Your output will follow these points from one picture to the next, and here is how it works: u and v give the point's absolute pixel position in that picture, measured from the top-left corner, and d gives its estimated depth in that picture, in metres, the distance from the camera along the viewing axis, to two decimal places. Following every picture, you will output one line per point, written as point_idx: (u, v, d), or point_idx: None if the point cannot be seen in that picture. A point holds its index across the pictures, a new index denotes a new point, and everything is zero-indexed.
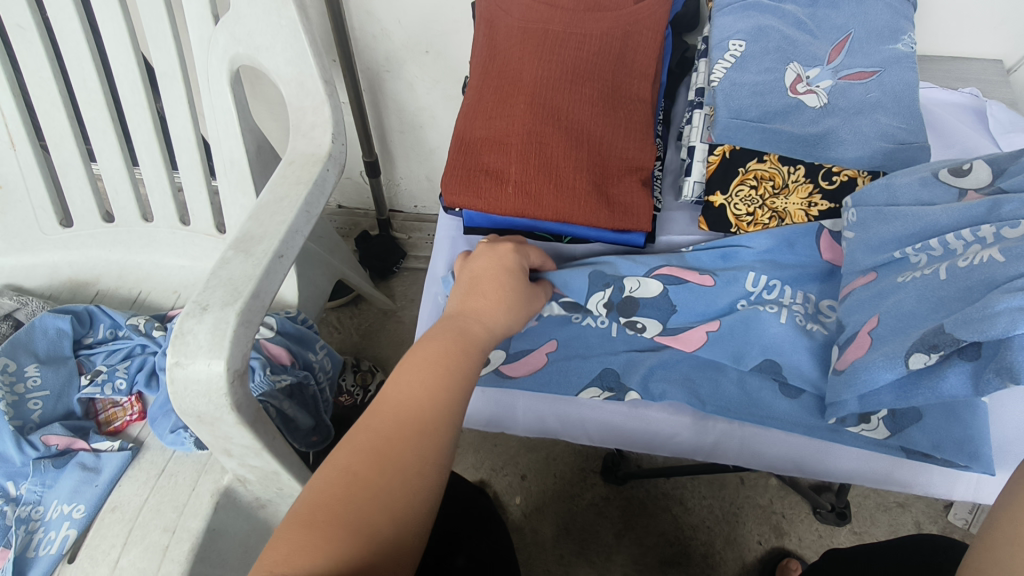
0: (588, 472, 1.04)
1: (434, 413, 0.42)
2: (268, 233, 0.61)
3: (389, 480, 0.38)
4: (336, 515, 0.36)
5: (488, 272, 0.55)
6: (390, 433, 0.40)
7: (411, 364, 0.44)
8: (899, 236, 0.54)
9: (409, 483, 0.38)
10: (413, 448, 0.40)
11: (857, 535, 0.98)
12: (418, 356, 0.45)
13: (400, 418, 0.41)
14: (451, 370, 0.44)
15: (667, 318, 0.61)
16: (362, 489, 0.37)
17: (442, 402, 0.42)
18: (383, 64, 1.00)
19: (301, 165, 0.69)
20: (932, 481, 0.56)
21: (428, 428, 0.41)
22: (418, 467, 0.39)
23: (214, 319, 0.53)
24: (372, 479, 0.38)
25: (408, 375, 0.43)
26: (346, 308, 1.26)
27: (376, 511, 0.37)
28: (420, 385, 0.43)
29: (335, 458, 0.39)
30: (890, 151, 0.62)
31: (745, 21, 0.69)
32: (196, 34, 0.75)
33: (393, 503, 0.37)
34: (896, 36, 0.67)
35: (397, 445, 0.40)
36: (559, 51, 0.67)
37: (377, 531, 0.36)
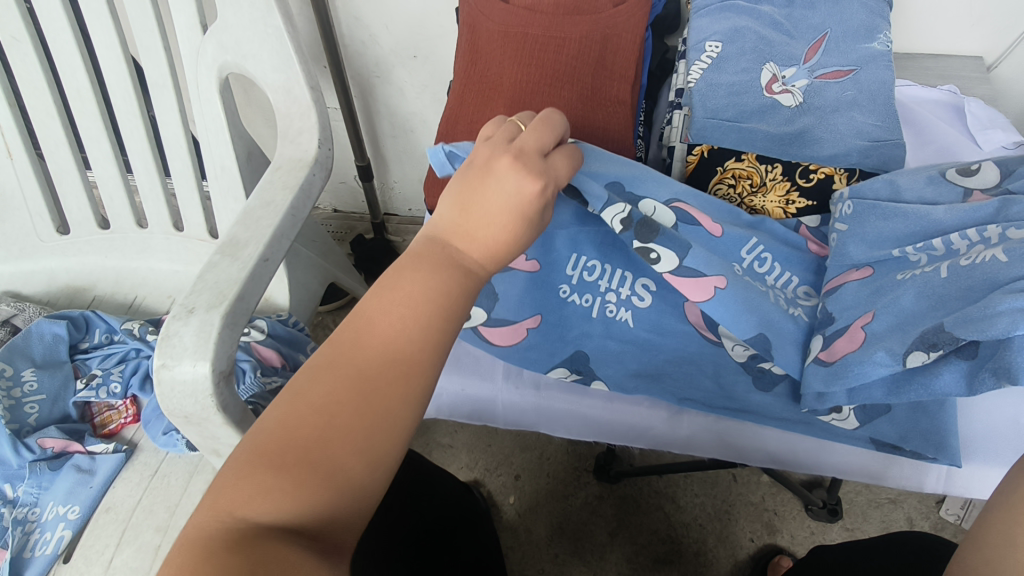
0: (581, 471, 1.05)
1: (420, 351, 0.34)
2: (253, 237, 0.62)
3: (365, 423, 0.32)
4: (301, 459, 0.31)
5: (497, 182, 0.39)
6: (368, 369, 0.33)
7: (395, 287, 0.36)
8: (899, 235, 0.56)
9: (390, 429, 0.32)
10: (396, 388, 0.33)
11: (848, 532, 0.98)
12: (412, 273, 0.36)
13: (382, 354, 0.34)
14: (443, 300, 0.36)
15: (683, 254, 0.57)
16: (333, 430, 0.31)
17: (431, 340, 0.35)
18: (373, 70, 1.01)
19: (288, 170, 0.70)
20: (902, 474, 0.58)
21: (412, 369, 0.34)
22: (400, 410, 0.33)
23: (199, 321, 0.55)
24: (346, 418, 0.32)
25: (393, 301, 0.35)
26: (342, 311, 1.27)
27: (350, 457, 0.31)
28: (407, 317, 0.35)
29: (302, 390, 0.33)
30: (864, 148, 0.63)
31: (721, 23, 0.70)
32: (185, 44, 0.76)
33: (368, 450, 0.32)
34: (871, 35, 0.68)
35: (377, 385, 0.33)
36: (538, 55, 0.68)
37: (350, 479, 0.31)
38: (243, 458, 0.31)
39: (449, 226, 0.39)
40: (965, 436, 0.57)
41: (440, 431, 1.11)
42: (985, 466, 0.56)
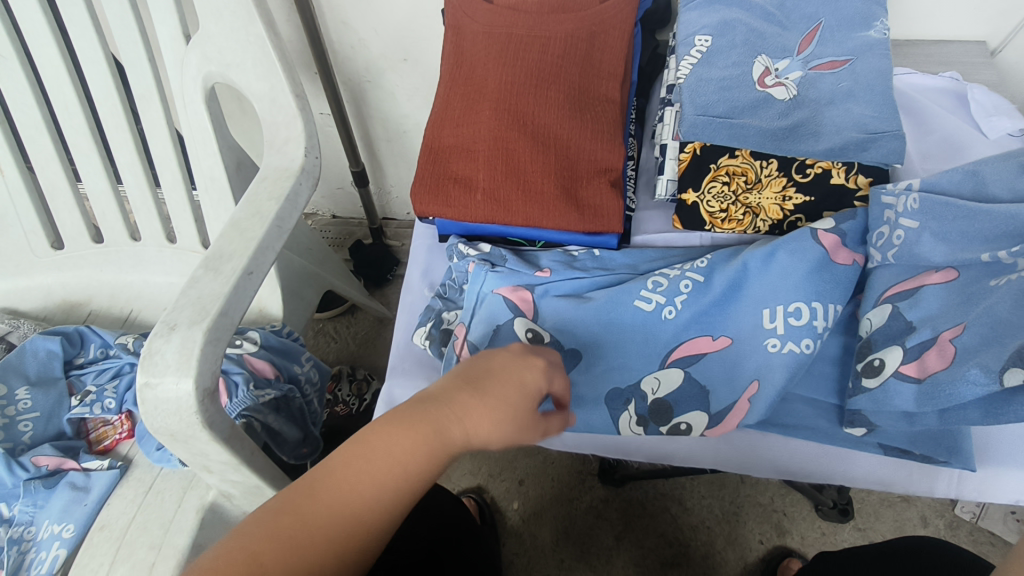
0: (587, 474, 1.04)
1: (369, 524, 0.37)
2: (238, 250, 0.61)
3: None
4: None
5: (484, 374, 0.42)
6: (312, 538, 0.35)
7: (372, 450, 0.38)
8: (988, 235, 0.52)
9: None
10: (335, 552, 0.36)
11: (861, 532, 0.96)
12: (383, 438, 0.38)
13: (336, 512, 0.36)
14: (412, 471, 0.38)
15: (708, 403, 0.57)
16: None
17: (386, 512, 0.38)
18: (364, 74, 1.00)
19: (273, 180, 0.69)
20: (908, 479, 0.56)
21: (357, 536, 0.36)
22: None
23: (181, 338, 0.54)
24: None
25: (361, 468, 0.38)
26: (342, 318, 1.26)
27: None
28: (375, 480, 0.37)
29: (249, 537, 0.35)
30: (860, 141, 0.60)
31: (711, 16, 0.68)
32: (170, 56, 0.76)
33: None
34: (868, 23, 0.65)
35: (314, 549, 0.35)
36: (523, 55, 0.67)
37: None
38: None
39: (436, 402, 0.41)
40: (975, 438, 0.55)
41: None
42: (997, 470, 0.54)
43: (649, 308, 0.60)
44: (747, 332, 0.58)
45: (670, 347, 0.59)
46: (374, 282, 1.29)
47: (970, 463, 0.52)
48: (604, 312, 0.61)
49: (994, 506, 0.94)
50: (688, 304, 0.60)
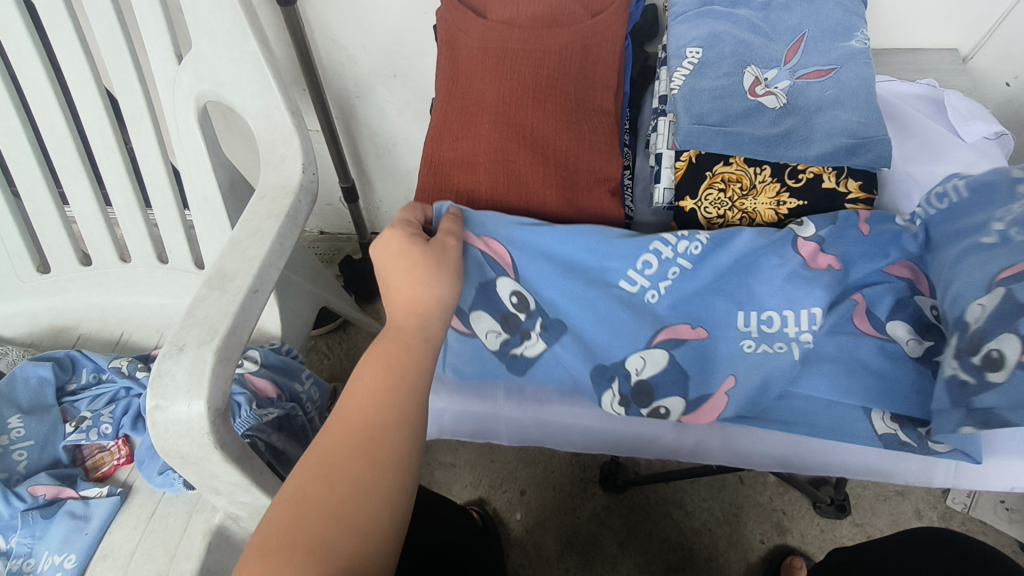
0: (587, 482, 1.05)
1: (379, 423, 0.43)
2: (241, 269, 0.60)
3: (348, 488, 0.40)
4: (303, 538, 0.38)
5: (391, 263, 0.53)
6: (339, 455, 0.42)
7: (362, 375, 0.46)
8: None
9: (361, 491, 0.40)
10: (361, 455, 0.42)
11: (859, 527, 0.98)
12: (367, 365, 0.47)
13: (348, 427, 0.43)
14: (403, 371, 0.47)
15: (687, 390, 0.59)
16: (324, 504, 0.39)
17: (392, 403, 0.45)
18: (353, 90, 1.01)
19: (272, 198, 0.69)
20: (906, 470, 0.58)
21: (379, 436, 0.43)
22: (372, 473, 0.41)
23: (191, 359, 0.53)
24: (332, 498, 0.40)
25: (354, 391, 0.45)
26: (334, 334, 1.26)
27: (329, 528, 0.38)
28: (370, 395, 0.45)
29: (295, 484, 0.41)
30: (850, 146, 0.62)
31: (700, 29, 0.69)
32: (161, 76, 0.75)
33: (353, 514, 0.39)
34: (849, 34, 0.68)
35: (344, 462, 0.41)
36: (519, 69, 0.68)
37: (334, 546, 0.38)
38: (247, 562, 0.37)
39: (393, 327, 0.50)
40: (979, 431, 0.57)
41: (441, 450, 1.10)
42: (998, 459, 0.56)
43: (634, 289, 0.61)
44: (727, 326, 0.60)
45: (654, 330, 0.60)
46: (365, 297, 1.28)
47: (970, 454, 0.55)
48: (587, 307, 0.60)
49: (984, 497, 0.98)
50: (673, 288, 0.60)
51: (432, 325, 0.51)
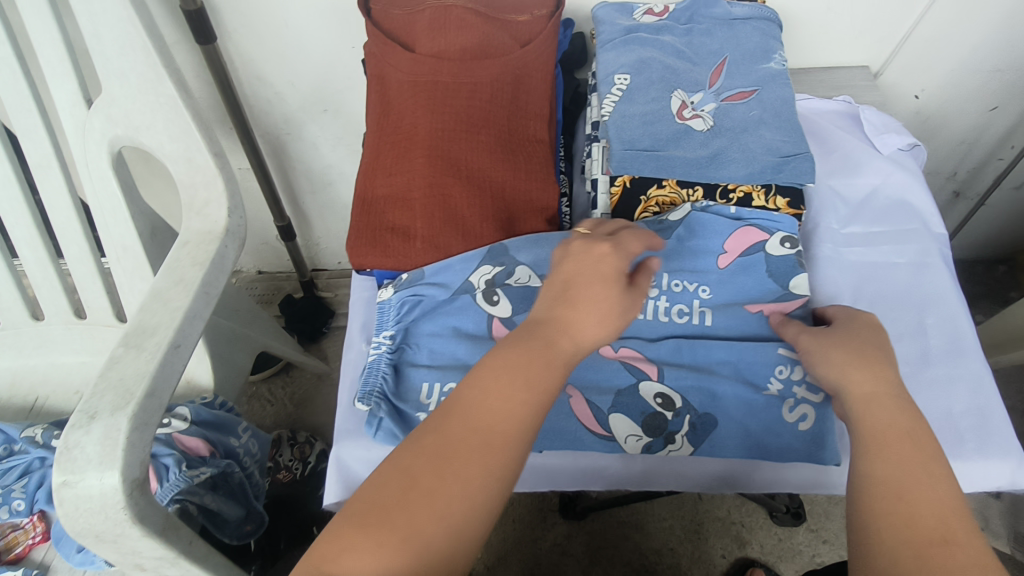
0: (547, 511, 1.02)
1: (508, 433, 0.37)
2: (161, 324, 0.56)
3: (453, 485, 0.35)
4: (355, 536, 0.33)
5: (590, 282, 0.43)
6: (466, 445, 0.36)
7: (518, 360, 0.39)
8: None
9: (470, 501, 0.35)
10: (482, 461, 0.35)
11: (815, 533, 0.99)
12: (517, 355, 0.39)
13: (483, 423, 0.36)
14: (544, 397, 0.38)
15: (612, 405, 0.56)
16: (383, 508, 0.34)
17: (529, 413, 0.37)
18: (282, 127, 0.98)
19: (196, 244, 0.66)
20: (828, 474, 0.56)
21: (507, 446, 0.36)
22: (484, 480, 0.35)
23: (103, 428, 0.49)
24: (399, 508, 0.34)
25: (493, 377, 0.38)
26: (277, 378, 1.20)
27: (430, 525, 0.34)
28: (505, 408, 0.37)
29: (406, 461, 0.36)
30: (776, 164, 0.64)
31: (627, 56, 0.70)
32: (69, 121, 0.70)
33: (458, 516, 0.34)
34: (768, 56, 0.70)
35: (462, 454, 0.36)
36: (451, 102, 0.67)
37: (432, 546, 0.33)
38: (337, 529, 0.34)
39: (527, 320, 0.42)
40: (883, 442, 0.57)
41: None
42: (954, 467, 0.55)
43: None
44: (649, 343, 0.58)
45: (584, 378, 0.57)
46: (308, 337, 1.23)
47: (833, 451, 0.54)
48: None
49: None
50: None
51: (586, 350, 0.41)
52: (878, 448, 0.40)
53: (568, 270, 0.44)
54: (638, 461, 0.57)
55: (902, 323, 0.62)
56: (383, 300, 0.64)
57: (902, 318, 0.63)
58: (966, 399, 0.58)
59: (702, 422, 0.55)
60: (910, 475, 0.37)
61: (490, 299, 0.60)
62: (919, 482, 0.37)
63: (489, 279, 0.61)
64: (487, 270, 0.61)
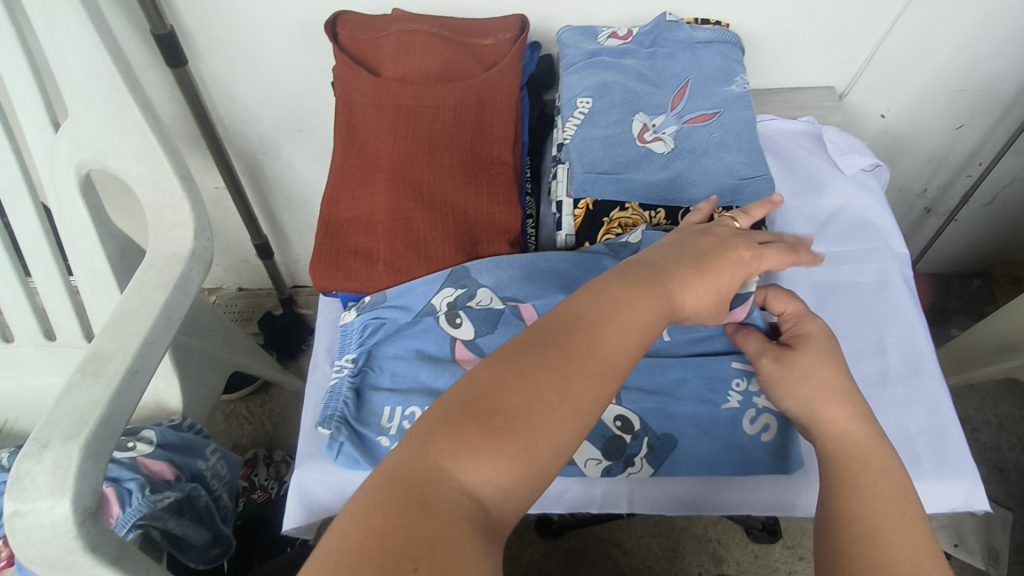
0: (524, 529, 1.02)
1: (619, 365, 0.36)
2: (120, 349, 0.56)
3: (569, 403, 0.33)
4: (481, 432, 0.31)
5: (720, 268, 0.45)
6: (585, 366, 0.34)
7: (634, 298, 0.38)
8: None
9: (580, 423, 0.33)
10: (598, 386, 0.34)
11: (791, 549, 0.99)
12: (634, 293, 0.39)
13: (601, 348, 0.35)
14: (652, 333, 0.38)
15: None
16: (509, 406, 0.32)
17: (636, 351, 0.37)
18: (258, 147, 0.98)
19: (160, 268, 0.66)
20: (787, 497, 0.57)
21: (617, 377, 0.35)
22: (594, 406, 0.34)
23: (55, 457, 0.49)
24: (527, 409, 0.32)
25: (614, 306, 0.37)
26: (255, 396, 1.20)
27: (545, 438, 0.32)
28: (625, 333, 0.37)
29: (525, 364, 0.33)
30: (736, 186, 0.64)
31: (590, 79, 0.70)
32: (37, 145, 0.71)
33: (569, 436, 0.33)
34: (729, 79, 0.71)
35: (580, 373, 0.34)
36: (414, 125, 0.67)
37: (543, 460, 0.32)
38: (455, 421, 0.31)
39: (643, 261, 0.43)
40: None
41: None
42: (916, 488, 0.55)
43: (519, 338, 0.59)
44: None
45: None
46: (287, 354, 1.23)
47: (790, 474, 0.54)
48: None
49: None
50: None
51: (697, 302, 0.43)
52: (844, 482, 0.40)
53: (703, 250, 0.46)
54: (598, 485, 0.57)
55: (862, 342, 0.63)
56: (347, 322, 0.64)
57: (863, 338, 0.63)
58: (922, 419, 0.58)
59: (660, 444, 0.55)
60: (880, 512, 0.38)
61: (453, 322, 0.59)
62: (893, 521, 0.38)
63: (449, 301, 0.60)
64: (448, 292, 0.60)
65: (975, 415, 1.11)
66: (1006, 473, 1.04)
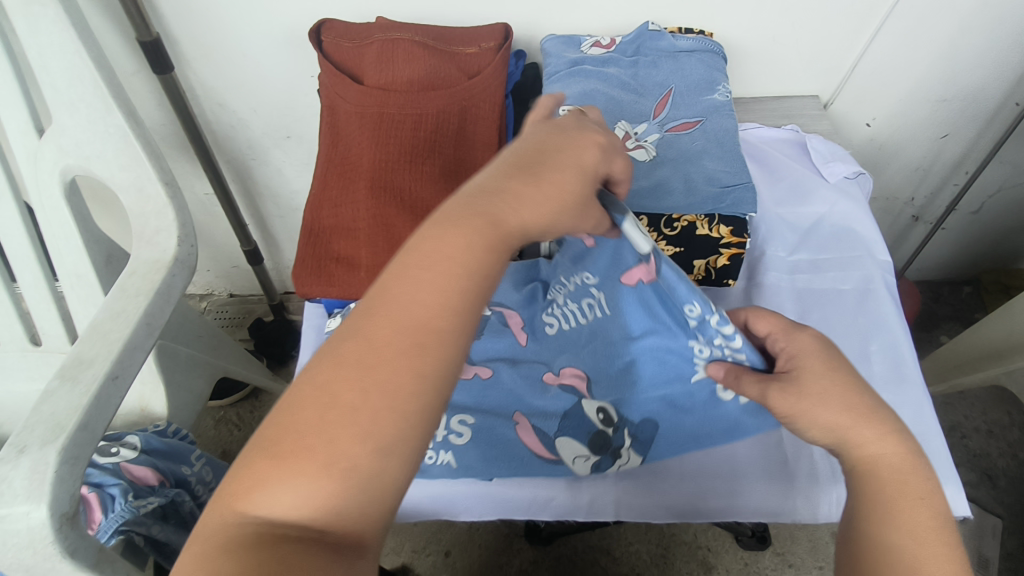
0: (513, 536, 1.01)
1: (434, 329, 0.32)
2: (99, 355, 0.56)
3: (373, 394, 0.30)
4: (280, 463, 0.30)
5: (563, 167, 0.38)
6: (383, 349, 0.31)
7: (450, 246, 0.34)
8: None
9: (393, 408, 0.30)
10: (406, 362, 0.31)
11: (781, 556, 0.99)
12: (449, 238, 0.34)
13: (404, 320, 0.32)
14: (476, 279, 0.34)
15: (554, 428, 0.58)
16: (298, 429, 0.30)
17: (456, 305, 0.33)
18: (247, 152, 0.99)
19: (143, 274, 0.66)
20: (778, 501, 0.55)
21: (433, 342, 0.32)
22: (410, 385, 0.31)
23: (32, 463, 0.49)
24: (315, 430, 0.30)
25: (418, 268, 0.33)
26: (245, 402, 1.20)
27: (346, 445, 0.30)
28: (425, 309, 0.32)
29: (320, 373, 0.31)
30: (717, 194, 0.64)
31: (572, 87, 0.71)
32: (21, 151, 0.71)
33: (379, 425, 0.30)
34: (712, 88, 0.71)
35: (383, 359, 0.31)
36: (396, 133, 0.68)
37: (358, 464, 0.29)
38: (251, 460, 0.30)
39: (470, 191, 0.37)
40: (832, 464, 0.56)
41: None
42: None
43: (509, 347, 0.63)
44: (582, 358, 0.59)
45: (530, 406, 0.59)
46: (277, 360, 1.23)
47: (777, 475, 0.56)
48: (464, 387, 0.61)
49: None
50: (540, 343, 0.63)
51: (537, 227, 0.37)
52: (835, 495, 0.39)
53: (541, 151, 0.39)
54: (586, 491, 0.57)
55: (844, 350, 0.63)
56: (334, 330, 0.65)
57: (847, 347, 0.63)
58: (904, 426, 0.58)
59: (641, 431, 0.56)
60: (919, 542, 0.36)
61: None
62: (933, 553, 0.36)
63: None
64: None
65: (966, 422, 1.10)
66: (995, 479, 1.04)
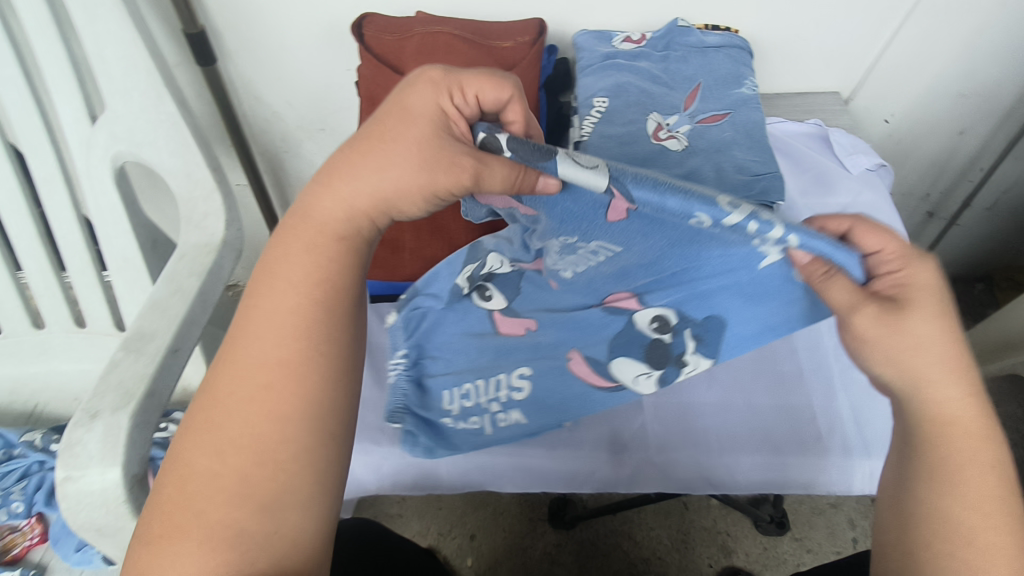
0: (537, 520, 1.04)
1: (274, 373, 0.38)
2: (159, 329, 0.59)
3: (236, 445, 0.36)
4: (170, 534, 0.34)
5: (397, 138, 0.41)
6: (233, 406, 0.37)
7: (273, 299, 0.39)
8: None
9: (259, 448, 0.36)
10: (257, 407, 0.37)
11: (799, 541, 1.01)
12: (275, 289, 0.40)
13: (246, 376, 0.37)
14: (307, 318, 0.39)
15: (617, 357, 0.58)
16: (176, 505, 0.35)
17: (292, 346, 0.38)
18: (280, 145, 1.02)
19: (193, 256, 0.68)
20: (815, 470, 0.58)
21: (279, 383, 0.37)
22: (267, 426, 0.36)
23: (105, 426, 0.51)
24: (189, 502, 0.35)
25: (250, 328, 0.39)
26: None
27: (219, 498, 0.35)
28: (258, 357, 0.38)
29: (186, 451, 0.36)
30: (747, 182, 0.66)
31: (605, 80, 0.74)
32: (74, 138, 0.73)
33: (252, 468, 0.35)
34: (739, 82, 0.74)
35: (229, 417, 0.36)
36: None
37: (238, 512, 0.34)
38: (136, 549, 0.34)
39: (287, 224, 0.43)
40: (869, 434, 0.59)
41: (387, 501, 1.08)
42: None
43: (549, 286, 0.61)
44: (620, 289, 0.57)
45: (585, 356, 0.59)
46: None
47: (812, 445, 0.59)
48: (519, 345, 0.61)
49: None
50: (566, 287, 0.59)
51: (360, 239, 0.43)
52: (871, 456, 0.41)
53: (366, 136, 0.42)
54: (628, 465, 0.60)
55: None
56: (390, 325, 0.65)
57: None
58: None
59: (706, 331, 0.54)
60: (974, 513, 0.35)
61: (484, 296, 0.63)
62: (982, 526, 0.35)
63: (467, 276, 0.63)
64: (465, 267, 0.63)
65: None
66: None
